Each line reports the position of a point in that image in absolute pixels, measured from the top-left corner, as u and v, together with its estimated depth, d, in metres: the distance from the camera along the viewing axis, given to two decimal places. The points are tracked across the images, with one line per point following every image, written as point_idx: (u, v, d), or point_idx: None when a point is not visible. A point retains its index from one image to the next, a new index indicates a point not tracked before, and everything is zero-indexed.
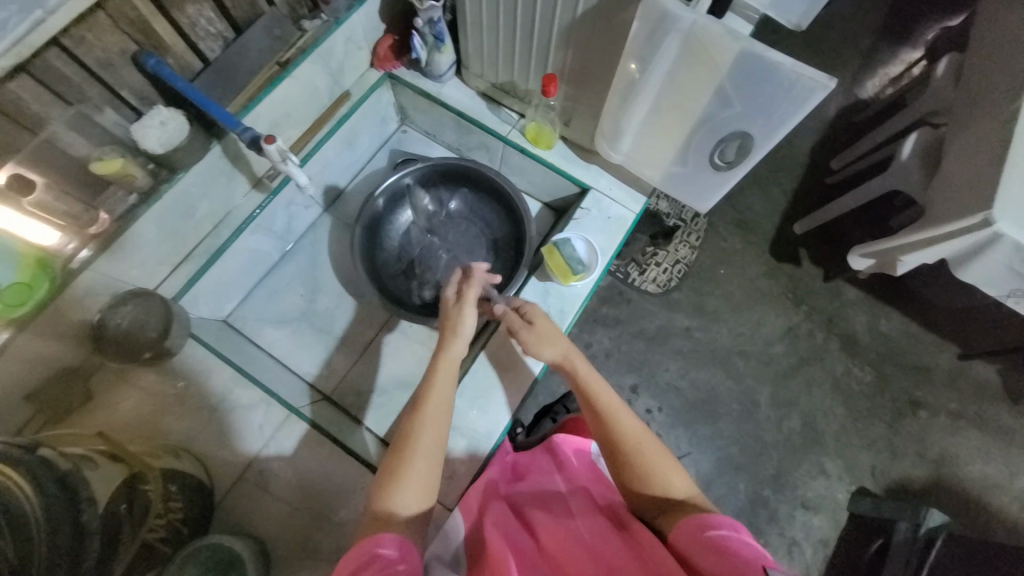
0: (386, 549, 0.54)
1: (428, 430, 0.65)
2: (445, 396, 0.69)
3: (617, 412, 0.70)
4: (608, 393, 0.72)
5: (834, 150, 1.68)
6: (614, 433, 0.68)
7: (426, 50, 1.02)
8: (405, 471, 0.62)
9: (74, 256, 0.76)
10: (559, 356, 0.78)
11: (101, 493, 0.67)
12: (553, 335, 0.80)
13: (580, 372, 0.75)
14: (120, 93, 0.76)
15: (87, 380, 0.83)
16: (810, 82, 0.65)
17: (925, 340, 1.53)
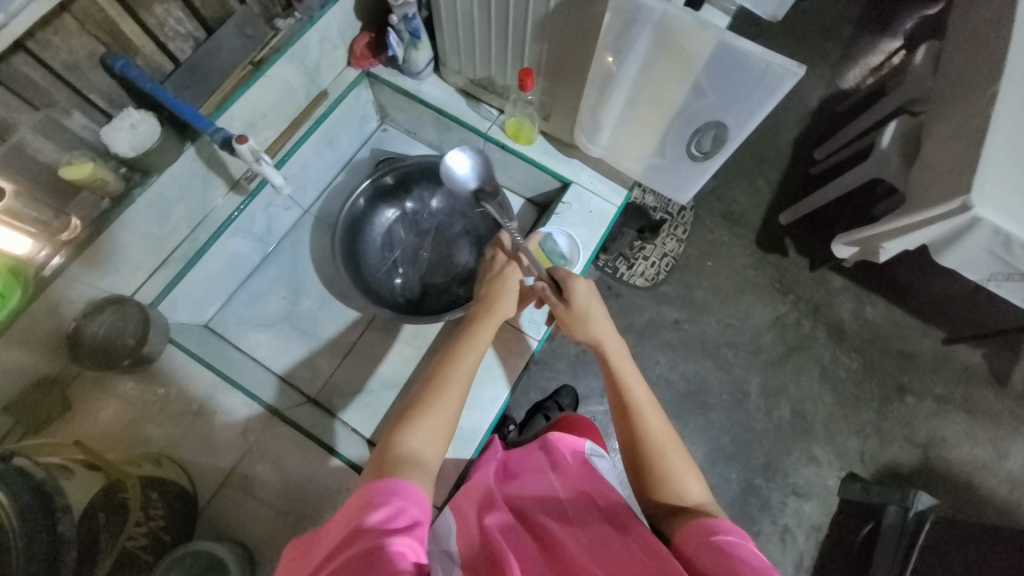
0: (393, 503, 0.50)
1: (456, 382, 0.65)
2: (476, 359, 0.70)
3: (643, 408, 0.71)
4: (641, 388, 0.73)
5: (817, 141, 1.70)
6: (641, 428, 0.69)
7: (402, 47, 1.01)
8: (428, 412, 0.62)
9: (46, 264, 0.74)
10: (602, 337, 0.77)
11: (77, 499, 0.67)
12: (592, 319, 0.78)
13: (616, 362, 0.75)
14: (88, 96, 0.74)
15: (65, 389, 0.81)
16: (779, 69, 0.65)
17: (910, 326, 1.55)
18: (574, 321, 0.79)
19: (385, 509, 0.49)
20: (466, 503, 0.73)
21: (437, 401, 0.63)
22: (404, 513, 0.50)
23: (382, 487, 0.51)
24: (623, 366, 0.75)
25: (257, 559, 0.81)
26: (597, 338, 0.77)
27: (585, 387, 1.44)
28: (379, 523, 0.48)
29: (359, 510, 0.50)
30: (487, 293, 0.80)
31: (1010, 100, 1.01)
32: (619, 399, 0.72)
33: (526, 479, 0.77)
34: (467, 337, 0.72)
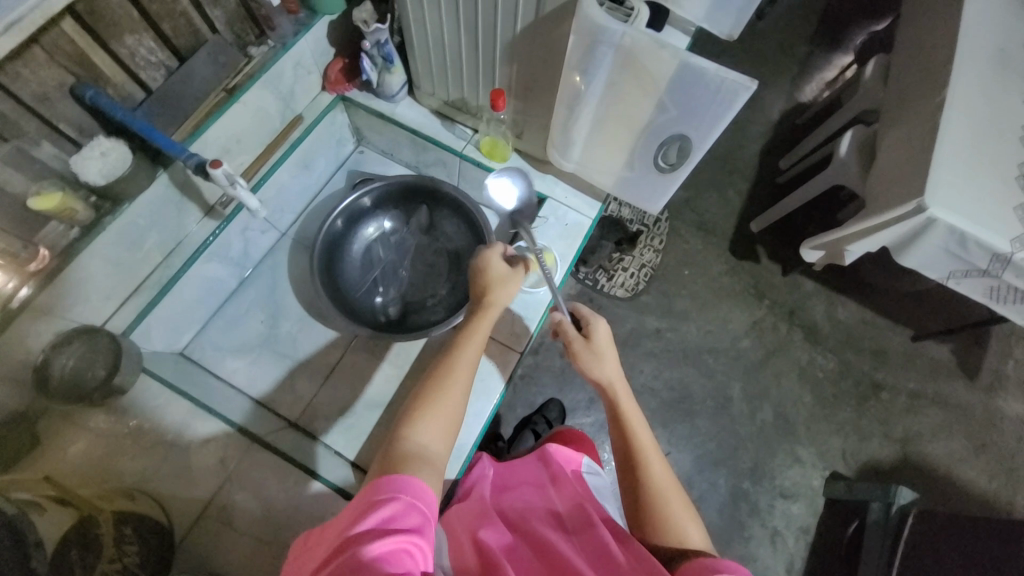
0: (396, 500, 0.52)
1: (461, 375, 0.67)
2: (477, 351, 0.71)
3: (648, 454, 0.72)
4: (646, 433, 0.75)
5: (781, 151, 1.78)
6: (645, 474, 0.70)
7: (376, 71, 1.04)
8: (436, 407, 0.63)
9: (15, 295, 0.72)
10: (609, 379, 0.80)
11: (50, 536, 0.66)
12: (603, 361, 0.81)
13: (624, 407, 0.77)
14: (57, 126, 0.74)
15: (34, 426, 0.76)
16: (733, 85, 0.69)
17: (880, 325, 1.61)
18: (591, 359, 0.81)
19: (392, 505, 0.51)
20: (464, 515, 0.76)
21: (444, 394, 0.64)
22: (412, 511, 0.52)
23: (391, 483, 0.53)
24: (629, 408, 0.77)
25: None
26: (607, 379, 0.79)
27: (572, 400, 1.44)
28: (387, 521, 0.50)
29: (370, 502, 0.52)
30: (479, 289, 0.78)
31: (955, 110, 1.08)
32: (624, 443, 0.74)
33: (522, 493, 0.79)
34: (468, 330, 0.73)
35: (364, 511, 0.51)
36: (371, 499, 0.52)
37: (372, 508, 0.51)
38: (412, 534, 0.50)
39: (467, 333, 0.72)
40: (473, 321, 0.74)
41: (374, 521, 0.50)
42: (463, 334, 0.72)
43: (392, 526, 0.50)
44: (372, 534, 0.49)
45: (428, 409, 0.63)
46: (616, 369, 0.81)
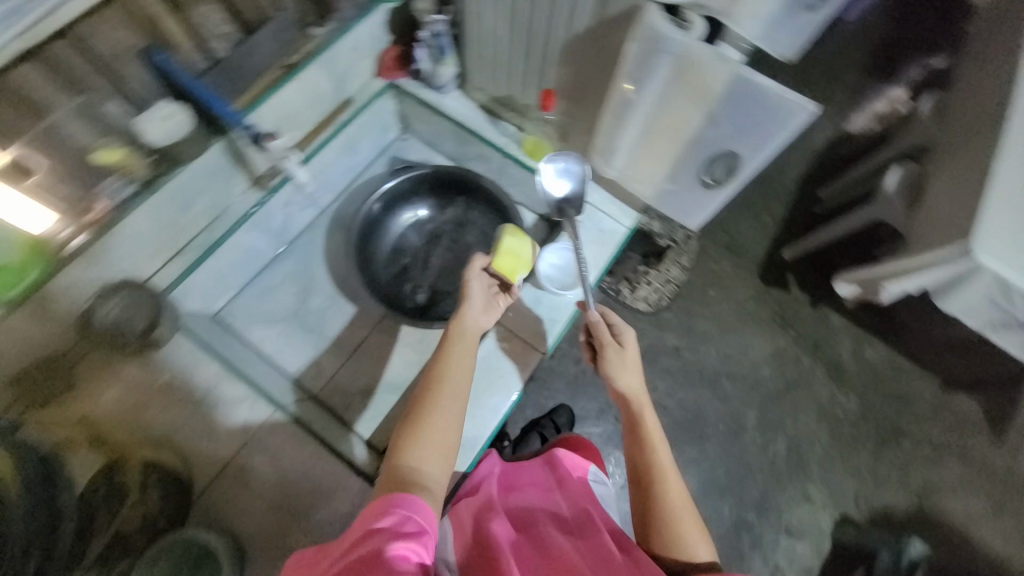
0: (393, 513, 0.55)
1: (450, 393, 0.71)
2: (463, 367, 0.75)
3: (664, 469, 0.73)
4: (664, 448, 0.75)
5: (822, 180, 1.73)
6: (660, 488, 0.71)
7: (429, 61, 1.06)
8: (427, 430, 0.67)
9: (67, 242, 0.76)
10: (631, 390, 0.80)
11: (80, 477, 0.75)
12: (627, 373, 0.81)
13: (644, 419, 0.78)
14: (127, 87, 0.78)
15: (71, 368, 0.82)
16: (793, 105, 0.70)
17: (908, 370, 1.55)
18: (616, 368, 0.81)
19: (391, 518, 0.55)
20: (468, 509, 0.76)
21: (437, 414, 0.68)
22: (416, 520, 0.55)
23: (397, 497, 0.57)
24: (650, 422, 0.78)
25: (248, 553, 0.81)
26: (628, 391, 0.80)
27: (582, 408, 1.44)
28: (394, 528, 0.53)
29: (377, 513, 0.56)
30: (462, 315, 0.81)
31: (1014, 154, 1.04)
32: (642, 455, 0.75)
33: (529, 494, 0.79)
34: (450, 348, 0.77)
35: (371, 520, 0.55)
36: (378, 512, 0.55)
37: (379, 517, 0.55)
38: (411, 541, 0.53)
39: (451, 351, 0.76)
40: (454, 339, 0.78)
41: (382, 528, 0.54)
42: (446, 354, 0.77)
43: (397, 531, 0.53)
44: (379, 539, 0.52)
45: (422, 434, 0.67)
46: (639, 382, 0.81)
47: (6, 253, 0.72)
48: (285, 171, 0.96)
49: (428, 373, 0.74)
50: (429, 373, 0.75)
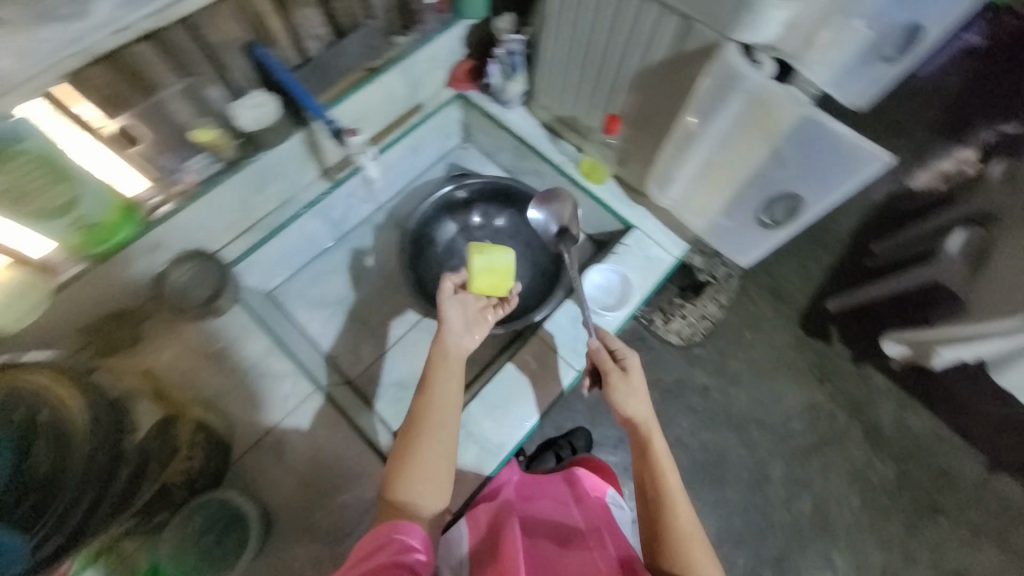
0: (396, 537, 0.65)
1: (438, 428, 0.73)
2: (449, 395, 0.76)
3: (675, 496, 0.73)
4: (674, 474, 0.75)
5: (877, 233, 1.67)
6: (670, 515, 0.71)
7: (500, 77, 1.10)
8: (418, 467, 0.70)
9: (154, 209, 0.83)
10: (640, 415, 0.80)
11: (143, 426, 0.76)
12: (632, 399, 0.80)
13: (653, 444, 0.78)
14: (229, 74, 0.84)
15: (139, 323, 0.90)
16: (868, 154, 0.71)
17: (951, 443, 1.47)
18: (623, 394, 0.81)
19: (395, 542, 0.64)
20: (486, 513, 0.80)
21: (428, 453, 0.71)
22: (415, 538, 0.66)
23: (395, 520, 0.67)
24: (657, 447, 0.78)
25: (274, 522, 0.83)
26: (632, 416, 0.79)
27: (602, 434, 1.42)
28: (398, 545, 0.64)
29: (379, 534, 0.65)
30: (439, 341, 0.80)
31: None
32: (652, 482, 0.75)
33: (545, 504, 0.82)
34: (431, 374, 0.77)
35: (375, 541, 0.65)
36: (382, 535, 0.65)
37: (381, 538, 0.65)
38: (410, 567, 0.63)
39: (437, 380, 0.76)
40: (439, 367, 0.78)
41: (387, 547, 0.64)
42: (431, 383, 0.77)
43: (402, 549, 0.64)
44: (386, 555, 0.63)
45: (415, 473, 0.70)
46: (646, 408, 0.80)
47: (100, 212, 0.75)
48: (355, 162, 1.03)
49: (416, 406, 0.75)
50: (417, 405, 0.76)
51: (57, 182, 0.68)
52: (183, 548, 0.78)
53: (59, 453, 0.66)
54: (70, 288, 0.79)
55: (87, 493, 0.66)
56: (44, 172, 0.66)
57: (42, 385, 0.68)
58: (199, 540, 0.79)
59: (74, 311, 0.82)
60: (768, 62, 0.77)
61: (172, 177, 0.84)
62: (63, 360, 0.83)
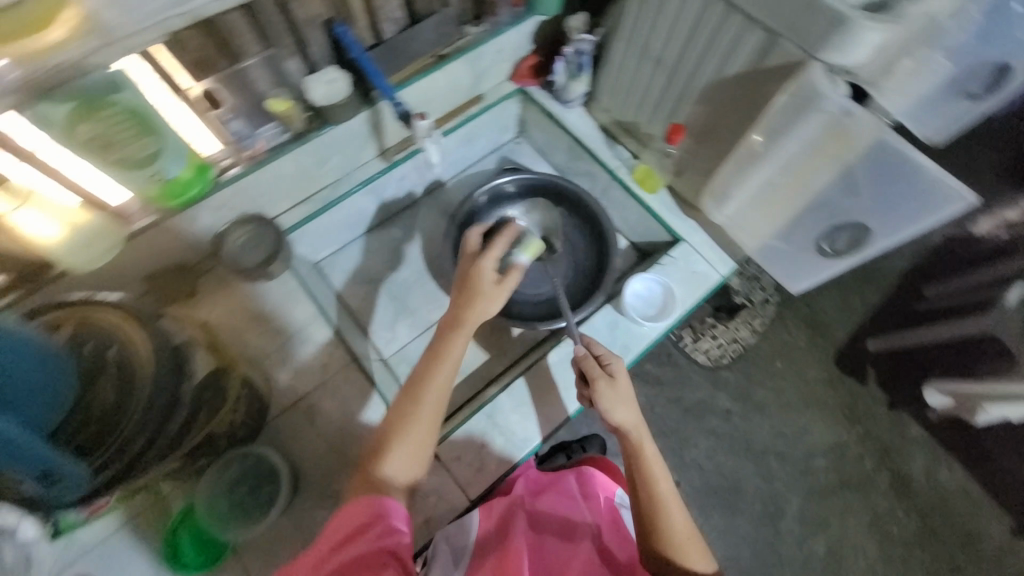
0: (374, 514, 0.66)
1: (424, 408, 0.74)
2: (443, 378, 0.76)
3: (668, 506, 0.74)
4: (666, 483, 0.76)
5: (926, 274, 1.56)
6: (664, 526, 0.73)
7: (564, 75, 1.10)
8: (399, 441, 0.72)
9: (224, 170, 0.87)
10: (628, 423, 0.78)
11: (200, 372, 0.78)
12: (621, 407, 0.79)
13: (644, 453, 0.77)
14: (309, 49, 0.87)
15: (197, 278, 0.95)
16: (950, 192, 0.70)
17: (981, 504, 1.40)
18: (610, 401, 0.79)
19: (372, 521, 0.66)
20: (498, 506, 0.87)
21: (409, 431, 0.73)
22: (392, 521, 0.67)
23: (371, 500, 0.67)
24: (647, 453, 0.77)
25: (300, 483, 0.86)
26: (619, 425, 0.78)
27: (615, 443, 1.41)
28: (378, 531, 0.65)
29: (355, 518, 0.66)
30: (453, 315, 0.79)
31: None
32: (644, 495, 0.75)
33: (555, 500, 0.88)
34: (440, 355, 0.77)
35: (351, 526, 0.66)
36: (361, 511, 0.66)
37: (359, 524, 0.66)
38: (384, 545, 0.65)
39: (435, 361, 0.77)
40: (440, 347, 0.78)
41: (365, 532, 0.65)
42: (429, 362, 0.78)
43: (381, 533, 0.65)
44: (366, 542, 0.64)
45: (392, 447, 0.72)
46: (635, 415, 0.79)
47: (177, 169, 0.79)
48: (416, 144, 1.06)
49: (409, 383, 0.77)
50: (410, 382, 0.77)
51: (143, 134, 0.72)
52: (217, 494, 0.82)
53: (123, 388, 0.70)
54: (141, 237, 0.83)
55: (145, 430, 0.71)
56: (135, 124, 0.71)
57: (113, 322, 0.73)
58: (231, 490, 0.83)
59: (142, 256, 0.86)
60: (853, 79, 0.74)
61: (245, 142, 0.89)
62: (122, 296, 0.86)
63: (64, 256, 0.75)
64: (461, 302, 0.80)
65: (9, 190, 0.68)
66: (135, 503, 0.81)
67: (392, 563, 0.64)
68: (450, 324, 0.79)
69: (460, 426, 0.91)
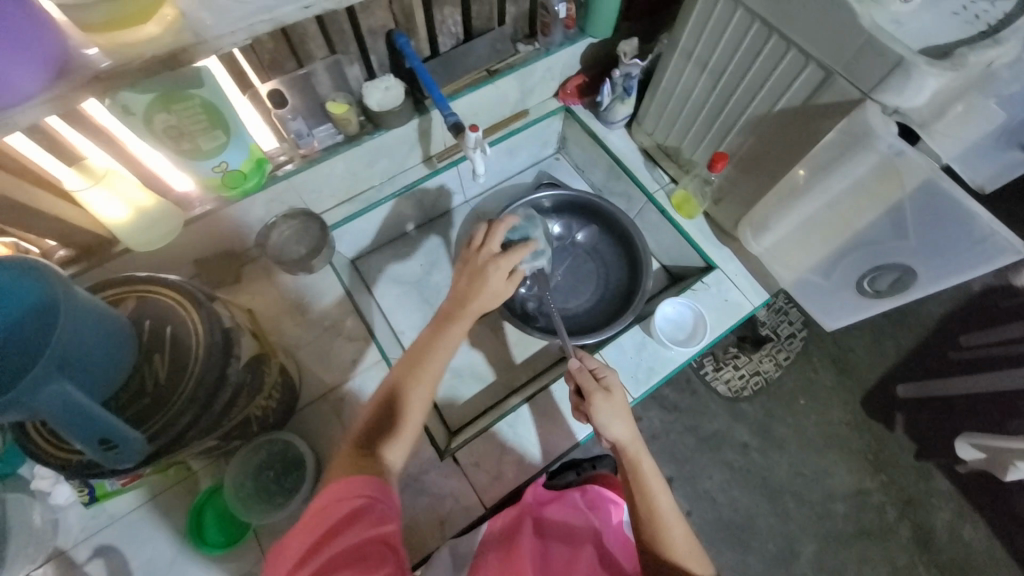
0: (359, 494, 0.57)
1: (421, 393, 0.70)
2: (440, 364, 0.73)
3: (669, 524, 0.68)
4: (667, 499, 0.70)
5: (964, 323, 1.53)
6: (665, 544, 0.67)
7: (610, 97, 1.11)
8: (394, 422, 0.67)
9: (280, 166, 0.91)
10: (625, 438, 0.75)
11: (247, 353, 0.73)
12: (616, 420, 0.75)
13: (642, 469, 0.73)
14: (369, 56, 0.92)
15: (241, 266, 0.99)
16: (1002, 243, 0.68)
17: (1007, 567, 1.33)
18: (607, 415, 0.76)
19: (358, 500, 0.57)
20: (507, 511, 0.85)
21: (405, 416, 0.68)
22: (385, 508, 0.59)
23: (369, 479, 0.59)
24: (646, 469, 0.73)
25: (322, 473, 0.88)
26: (615, 440, 0.75)
27: None
28: (374, 516, 0.56)
29: (345, 503, 0.57)
30: (461, 291, 0.77)
31: None
32: (642, 512, 0.70)
33: (564, 508, 0.85)
34: (440, 332, 0.75)
35: (338, 514, 0.56)
36: (348, 489, 0.57)
37: (348, 511, 0.56)
38: (377, 529, 0.56)
39: (433, 346, 0.73)
40: (440, 332, 0.75)
41: (357, 519, 0.56)
42: (424, 346, 0.74)
43: (377, 519, 0.57)
44: (360, 530, 0.55)
45: (385, 429, 0.67)
46: (631, 429, 0.75)
47: (239, 161, 0.83)
48: (461, 152, 1.10)
49: (402, 366, 0.72)
50: (403, 364, 0.72)
51: (213, 127, 0.75)
52: (243, 477, 0.84)
53: (176, 363, 0.62)
54: (198, 222, 0.87)
55: (189, 411, 0.60)
56: (206, 117, 0.74)
57: (168, 299, 0.65)
58: (258, 474, 0.85)
59: (195, 241, 0.91)
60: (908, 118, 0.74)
61: (301, 141, 0.90)
62: (147, 249, 0.82)
63: (128, 235, 0.79)
64: (465, 288, 0.77)
65: (86, 170, 0.71)
66: (167, 476, 0.85)
67: (390, 555, 0.54)
68: (449, 310, 0.76)
69: (482, 432, 0.92)
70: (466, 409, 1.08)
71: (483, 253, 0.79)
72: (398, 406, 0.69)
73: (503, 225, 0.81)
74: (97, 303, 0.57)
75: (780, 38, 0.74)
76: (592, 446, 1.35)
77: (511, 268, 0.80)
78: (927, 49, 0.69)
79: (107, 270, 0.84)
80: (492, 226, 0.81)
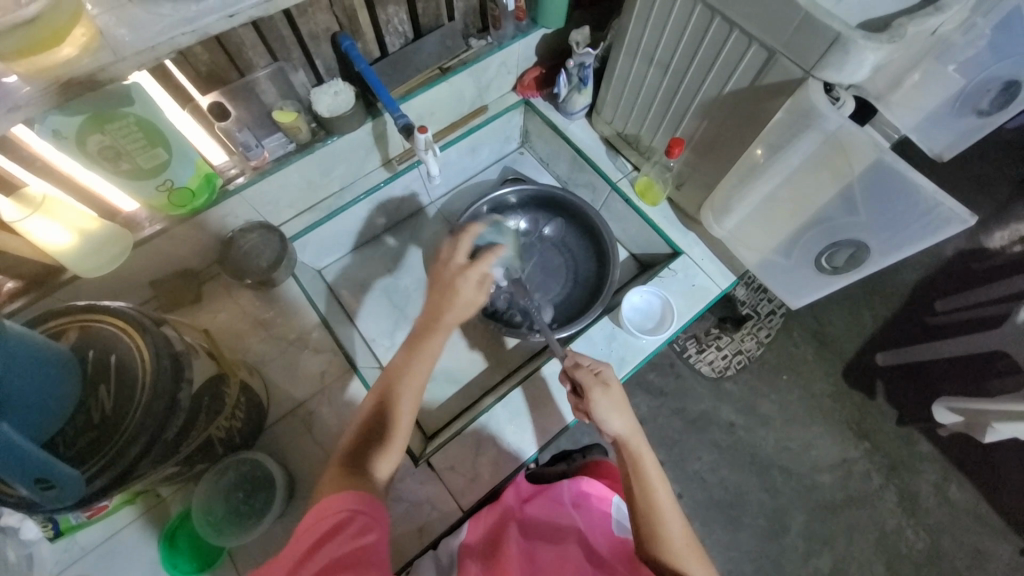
0: (343, 507, 0.58)
1: (406, 405, 0.69)
2: (422, 377, 0.72)
3: (665, 517, 0.69)
4: (665, 492, 0.71)
5: (939, 288, 1.56)
6: (663, 538, 0.67)
7: (567, 88, 1.09)
8: (381, 438, 0.67)
9: (231, 180, 0.89)
10: (625, 431, 0.75)
11: (201, 374, 0.70)
12: (613, 414, 0.76)
13: (643, 462, 0.74)
14: (314, 62, 0.90)
15: (202, 284, 0.98)
16: (948, 213, 0.69)
17: (989, 523, 1.37)
18: (606, 409, 0.76)
19: (342, 514, 0.58)
20: (487, 515, 0.86)
21: (387, 430, 0.67)
22: (371, 518, 0.60)
23: (362, 493, 0.60)
24: (648, 462, 0.74)
25: (296, 491, 0.87)
26: (614, 433, 0.75)
27: None
28: (358, 527, 0.58)
29: (330, 517, 0.58)
30: (432, 305, 0.75)
31: None
32: (640, 504, 0.71)
33: (546, 507, 0.88)
34: (419, 346, 0.73)
35: (325, 527, 0.57)
36: (336, 506, 0.59)
37: (333, 524, 0.58)
38: (359, 535, 0.57)
39: (412, 361, 0.72)
40: (416, 347, 0.73)
41: (341, 531, 0.57)
42: (402, 363, 0.72)
43: (362, 528, 0.58)
44: (346, 541, 0.56)
45: (365, 446, 0.66)
46: (632, 426, 0.76)
47: (186, 177, 0.81)
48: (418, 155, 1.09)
49: (381, 385, 0.71)
50: (381, 385, 0.71)
51: (152, 145, 0.73)
52: (214, 499, 0.82)
53: (124, 392, 0.60)
54: (148, 244, 0.85)
55: (141, 439, 0.59)
56: (144, 135, 0.72)
57: (114, 326, 0.63)
58: (229, 495, 0.83)
59: (149, 262, 0.89)
60: (847, 103, 0.74)
61: (250, 152, 0.88)
62: (91, 272, 0.79)
63: (76, 261, 0.76)
64: (436, 304, 0.74)
65: (24, 199, 0.69)
66: (139, 502, 0.83)
67: (378, 561, 0.56)
68: (425, 325, 0.74)
69: (457, 434, 0.92)
70: (443, 411, 1.08)
71: (451, 266, 0.76)
72: (383, 424, 0.67)
73: (468, 236, 0.78)
74: (33, 337, 0.55)
75: (724, 20, 0.74)
76: (580, 436, 1.35)
77: (481, 275, 0.76)
78: (864, 23, 0.69)
79: (58, 299, 0.82)
80: (457, 238, 0.78)
